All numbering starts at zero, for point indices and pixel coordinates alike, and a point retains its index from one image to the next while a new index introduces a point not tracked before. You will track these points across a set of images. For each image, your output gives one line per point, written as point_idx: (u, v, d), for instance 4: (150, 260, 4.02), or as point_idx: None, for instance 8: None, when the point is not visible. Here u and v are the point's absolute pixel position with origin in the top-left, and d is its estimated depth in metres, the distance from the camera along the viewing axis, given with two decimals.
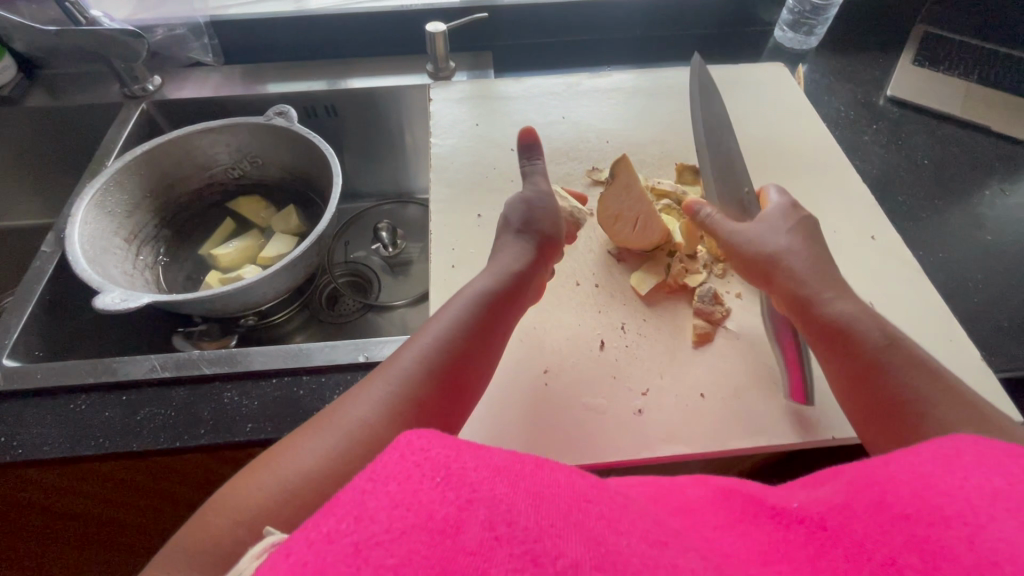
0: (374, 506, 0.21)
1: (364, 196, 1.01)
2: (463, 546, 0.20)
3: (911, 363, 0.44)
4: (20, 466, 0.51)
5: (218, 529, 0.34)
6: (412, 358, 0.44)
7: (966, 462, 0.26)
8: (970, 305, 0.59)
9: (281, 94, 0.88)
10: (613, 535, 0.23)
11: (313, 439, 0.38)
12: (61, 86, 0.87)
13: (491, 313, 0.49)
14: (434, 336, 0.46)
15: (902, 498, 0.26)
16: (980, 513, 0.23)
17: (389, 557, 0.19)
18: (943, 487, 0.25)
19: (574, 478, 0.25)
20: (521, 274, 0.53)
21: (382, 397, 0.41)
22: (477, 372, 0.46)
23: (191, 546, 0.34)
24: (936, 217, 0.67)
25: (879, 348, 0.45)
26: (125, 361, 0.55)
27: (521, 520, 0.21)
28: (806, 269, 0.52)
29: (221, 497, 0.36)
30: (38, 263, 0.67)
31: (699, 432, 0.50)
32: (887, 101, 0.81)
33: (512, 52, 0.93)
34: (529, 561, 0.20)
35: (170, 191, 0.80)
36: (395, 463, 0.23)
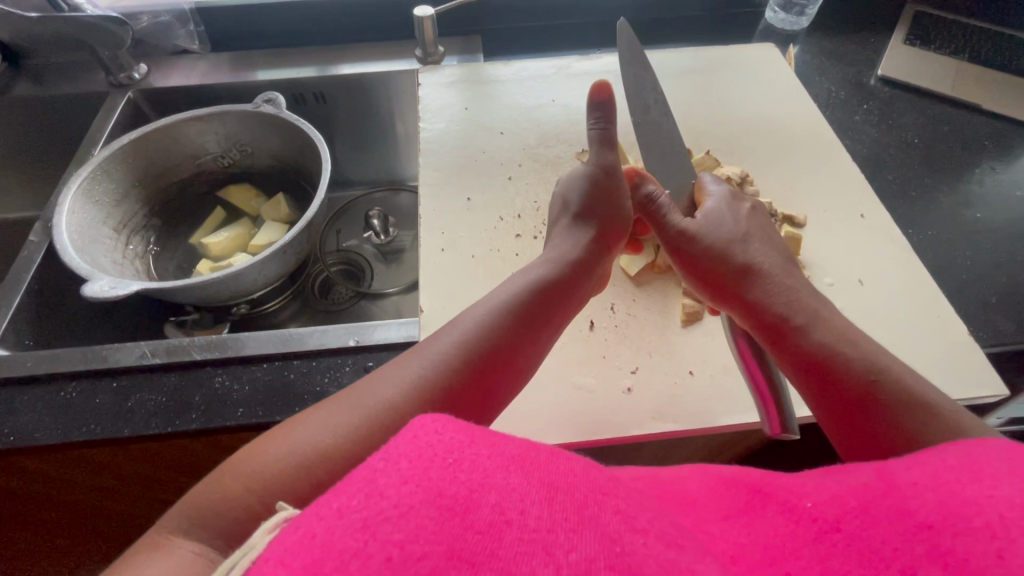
0: (383, 484, 0.21)
1: (356, 184, 1.01)
2: (471, 525, 0.21)
3: (891, 401, 0.38)
4: (12, 453, 0.51)
5: (229, 492, 0.35)
6: (450, 343, 0.43)
7: (993, 474, 0.27)
8: (959, 282, 0.59)
9: (269, 81, 0.87)
10: (628, 534, 0.23)
11: (339, 412, 0.39)
12: (48, 76, 0.86)
13: (536, 302, 0.47)
14: (478, 320, 0.45)
15: (925, 504, 0.26)
16: (1009, 527, 0.24)
17: (396, 533, 0.20)
18: (966, 497, 0.26)
19: (587, 472, 0.27)
20: (575, 262, 0.52)
21: (412, 381, 0.40)
22: (516, 366, 0.45)
23: (199, 502, 0.35)
24: (927, 196, 0.67)
25: (864, 382, 0.40)
26: (116, 348, 0.55)
27: (533, 509, 0.22)
28: (772, 284, 0.48)
29: (236, 461, 0.37)
30: (27, 253, 0.67)
31: (687, 410, 0.50)
32: (878, 81, 0.80)
33: (501, 37, 0.92)
34: (540, 549, 0.21)
35: (159, 180, 0.80)
36: (408, 443, 0.23)
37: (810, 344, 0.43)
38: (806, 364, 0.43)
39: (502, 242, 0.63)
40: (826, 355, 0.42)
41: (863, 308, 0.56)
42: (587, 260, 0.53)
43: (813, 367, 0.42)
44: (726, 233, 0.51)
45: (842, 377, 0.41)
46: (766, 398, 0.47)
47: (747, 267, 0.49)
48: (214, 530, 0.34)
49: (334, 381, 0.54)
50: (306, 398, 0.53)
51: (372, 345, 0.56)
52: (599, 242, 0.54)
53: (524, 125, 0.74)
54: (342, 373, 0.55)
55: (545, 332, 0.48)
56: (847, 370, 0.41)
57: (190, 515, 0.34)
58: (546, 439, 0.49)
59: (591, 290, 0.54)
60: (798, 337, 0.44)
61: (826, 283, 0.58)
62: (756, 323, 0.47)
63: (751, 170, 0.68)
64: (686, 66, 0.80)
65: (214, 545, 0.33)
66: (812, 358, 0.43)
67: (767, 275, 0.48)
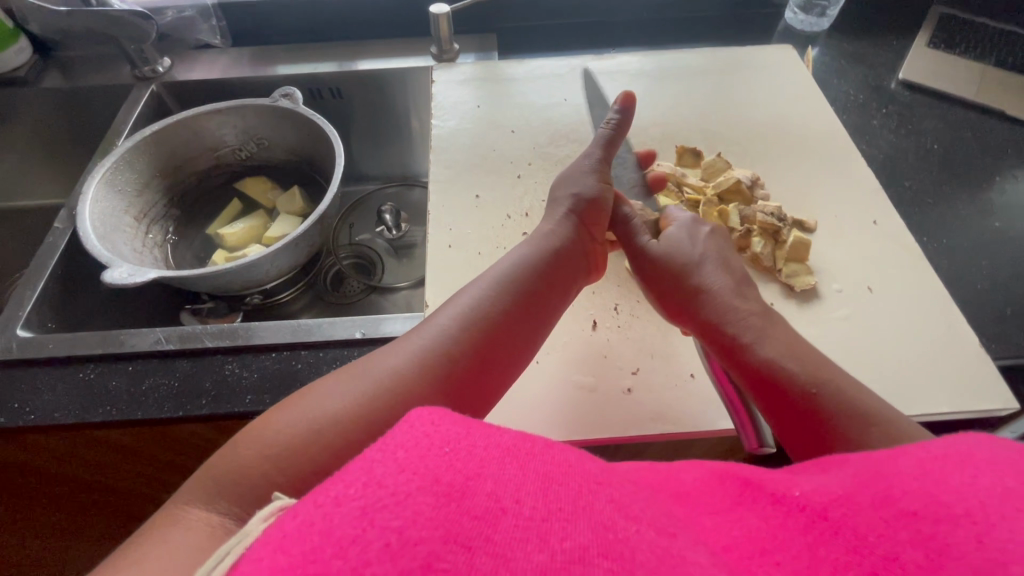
0: (382, 473, 0.22)
1: (369, 179, 1.02)
2: (468, 510, 0.22)
3: (832, 411, 0.40)
4: (32, 430, 0.54)
5: (245, 461, 0.36)
6: (448, 317, 0.44)
7: (974, 460, 0.27)
8: (972, 292, 0.58)
9: (288, 76, 0.89)
10: (623, 522, 0.24)
11: (344, 385, 0.40)
12: (76, 67, 0.89)
13: (533, 281, 0.48)
14: (474, 295, 0.46)
15: (909, 493, 0.27)
16: (988, 512, 0.24)
17: (394, 519, 0.20)
18: (950, 485, 0.26)
19: (582, 462, 0.27)
20: (572, 247, 0.53)
21: (413, 354, 0.41)
22: (518, 340, 0.46)
23: (214, 475, 0.36)
24: (944, 204, 0.65)
25: (804, 394, 0.41)
26: (132, 333, 0.57)
27: (527, 499, 0.23)
28: (723, 301, 0.48)
29: (249, 431, 0.38)
30: (52, 239, 0.69)
31: (687, 413, 0.50)
32: (898, 85, 0.79)
33: (518, 34, 0.93)
34: (535, 535, 0.22)
35: (178, 171, 0.82)
36: (404, 433, 0.24)
37: (758, 357, 0.44)
38: (755, 377, 0.44)
39: (508, 241, 0.63)
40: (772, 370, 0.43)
41: (872, 317, 0.56)
42: (581, 244, 0.54)
43: (762, 381, 0.43)
44: (690, 251, 0.53)
45: (788, 389, 0.42)
46: (740, 412, 0.46)
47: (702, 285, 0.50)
48: (235, 497, 0.35)
49: None
50: None
51: (378, 339, 0.57)
52: (584, 234, 0.54)
53: (536, 124, 0.74)
54: (347, 365, 0.56)
55: (547, 310, 0.49)
56: (791, 385, 0.42)
57: (207, 485, 0.35)
58: (546, 436, 0.50)
59: (584, 280, 0.55)
60: (748, 351, 0.45)
61: (834, 289, 0.57)
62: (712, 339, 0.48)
63: (763, 173, 0.67)
64: (701, 67, 0.80)
65: (232, 511, 0.34)
66: (761, 373, 0.43)
67: (720, 294, 0.49)
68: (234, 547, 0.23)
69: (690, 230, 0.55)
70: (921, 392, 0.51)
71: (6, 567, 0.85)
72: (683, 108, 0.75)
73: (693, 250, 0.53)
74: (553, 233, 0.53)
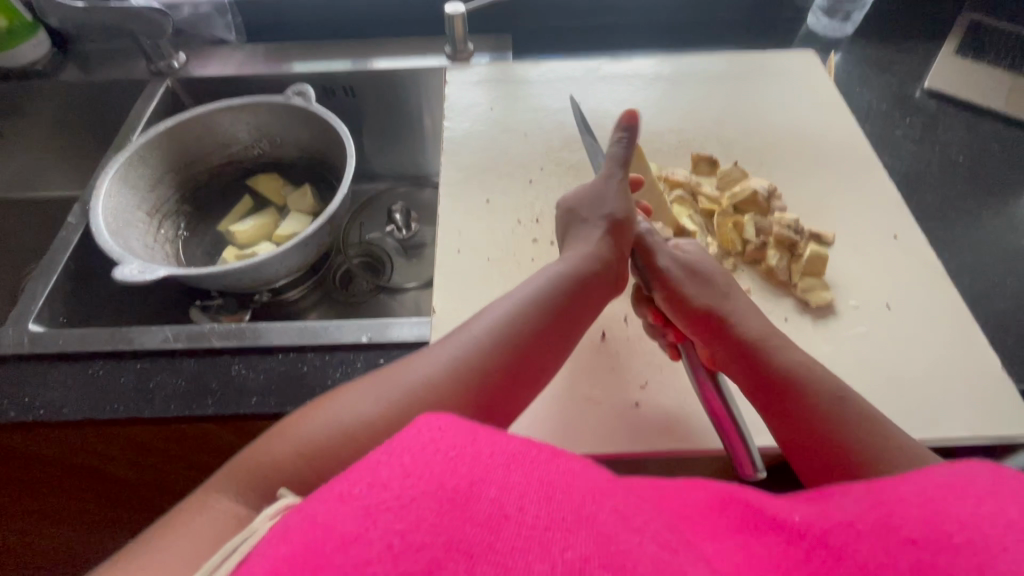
0: (387, 475, 0.23)
1: (381, 177, 1.01)
2: (471, 518, 0.22)
3: (857, 422, 0.43)
4: (42, 426, 0.54)
5: (280, 454, 0.37)
6: (482, 328, 0.44)
7: (976, 490, 0.28)
8: (996, 312, 0.56)
9: (302, 73, 0.88)
10: (625, 533, 0.23)
11: (377, 391, 0.40)
12: (92, 61, 0.90)
13: (565, 295, 0.48)
14: (508, 307, 0.46)
15: (910, 520, 0.28)
16: (992, 543, 0.25)
17: (396, 522, 0.21)
18: (954, 515, 0.27)
19: (588, 470, 0.26)
20: (605, 264, 0.52)
21: (448, 362, 0.42)
22: (549, 357, 0.45)
23: (244, 464, 0.37)
24: (968, 219, 0.64)
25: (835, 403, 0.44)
26: (141, 331, 0.57)
27: (532, 507, 0.23)
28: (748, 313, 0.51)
29: (284, 425, 0.39)
30: (65, 234, 0.69)
31: (696, 430, 0.49)
32: (924, 94, 0.77)
33: (533, 36, 0.92)
34: (537, 545, 0.21)
35: (191, 167, 0.82)
36: (412, 437, 0.25)
37: (785, 363, 0.47)
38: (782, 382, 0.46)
39: (518, 247, 0.62)
40: (800, 381, 0.46)
41: (889, 335, 0.54)
42: (615, 260, 0.53)
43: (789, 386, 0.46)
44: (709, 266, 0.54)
45: (815, 396, 0.45)
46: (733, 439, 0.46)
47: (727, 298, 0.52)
48: (261, 490, 0.35)
49: (345, 375, 0.55)
50: (317, 391, 0.54)
51: (385, 343, 0.57)
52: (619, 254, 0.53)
53: (549, 128, 0.73)
54: (353, 369, 0.55)
55: (578, 324, 0.48)
56: (817, 392, 0.45)
57: (235, 476, 0.36)
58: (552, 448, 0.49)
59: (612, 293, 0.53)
60: (778, 355, 0.48)
61: (851, 305, 0.56)
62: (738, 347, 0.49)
63: (781, 183, 0.66)
64: (720, 72, 0.78)
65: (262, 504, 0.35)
66: (784, 382, 0.46)
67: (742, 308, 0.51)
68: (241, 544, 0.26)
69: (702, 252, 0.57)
70: (939, 414, 0.49)
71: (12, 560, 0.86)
72: (700, 114, 0.73)
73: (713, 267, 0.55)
74: (587, 248, 0.52)
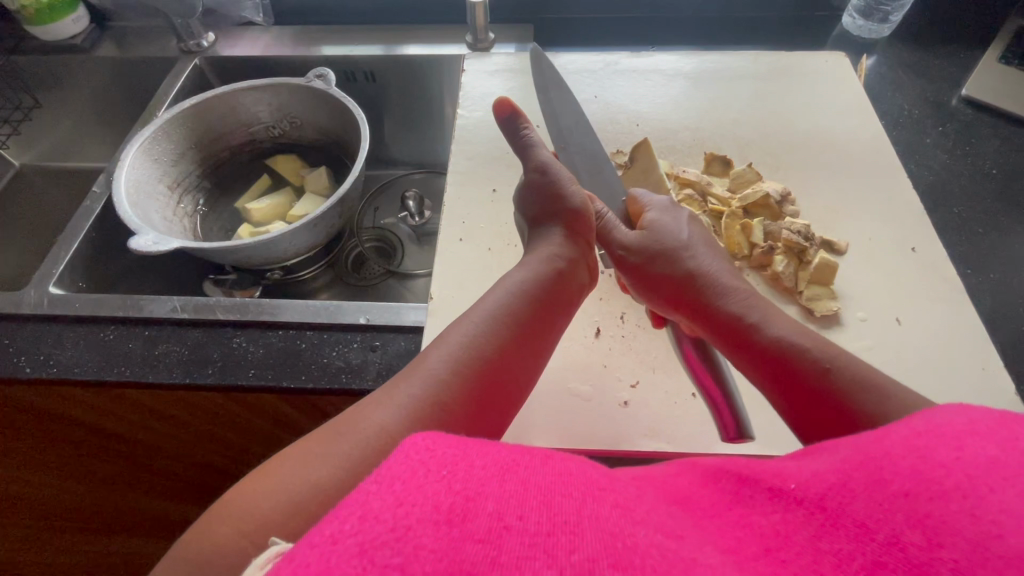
0: (378, 506, 0.21)
1: (399, 164, 1.02)
2: (471, 534, 0.21)
3: (845, 386, 0.40)
4: (54, 383, 0.57)
5: (223, 539, 0.35)
6: (437, 361, 0.43)
7: (955, 434, 0.27)
8: (1018, 334, 0.53)
9: (325, 57, 0.90)
10: (629, 527, 0.24)
11: (328, 446, 0.39)
12: (127, 37, 0.93)
13: (524, 324, 0.47)
14: (465, 338, 0.45)
15: (900, 472, 0.26)
16: (978, 484, 0.24)
17: (395, 556, 0.20)
18: (936, 461, 0.25)
19: (584, 470, 0.27)
20: (566, 283, 0.51)
21: (403, 406, 0.40)
22: (513, 388, 0.45)
23: (192, 551, 0.35)
24: (998, 234, 0.60)
25: (816, 371, 0.41)
26: (150, 299, 0.59)
27: (532, 513, 0.22)
28: (720, 280, 0.49)
29: (230, 500, 0.37)
30: (89, 203, 0.72)
31: (682, 433, 0.49)
32: (960, 101, 0.73)
33: (556, 26, 0.90)
34: (542, 552, 0.21)
35: (213, 144, 0.84)
36: (399, 463, 0.23)
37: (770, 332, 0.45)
38: (768, 354, 0.44)
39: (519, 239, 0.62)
40: (778, 348, 0.44)
41: (896, 351, 0.52)
42: (576, 283, 0.52)
43: (773, 360, 0.44)
44: (673, 239, 0.52)
45: (796, 364, 0.42)
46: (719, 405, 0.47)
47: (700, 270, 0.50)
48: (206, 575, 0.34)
49: (340, 355, 0.55)
50: (312, 368, 0.55)
51: (381, 326, 0.57)
52: (581, 246, 0.53)
53: None
54: (349, 349, 0.56)
55: (539, 354, 0.48)
56: (802, 357, 0.42)
57: (184, 560, 0.35)
58: (538, 441, 0.49)
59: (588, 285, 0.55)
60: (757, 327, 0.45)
61: (858, 317, 0.54)
62: (721, 321, 0.47)
63: (796, 188, 0.64)
64: (743, 70, 0.76)
65: None
66: (763, 352, 0.44)
67: (718, 277, 0.49)
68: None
69: (667, 210, 0.56)
70: None
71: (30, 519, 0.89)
72: (719, 113, 0.71)
73: (681, 232, 0.53)
74: (551, 253, 0.52)
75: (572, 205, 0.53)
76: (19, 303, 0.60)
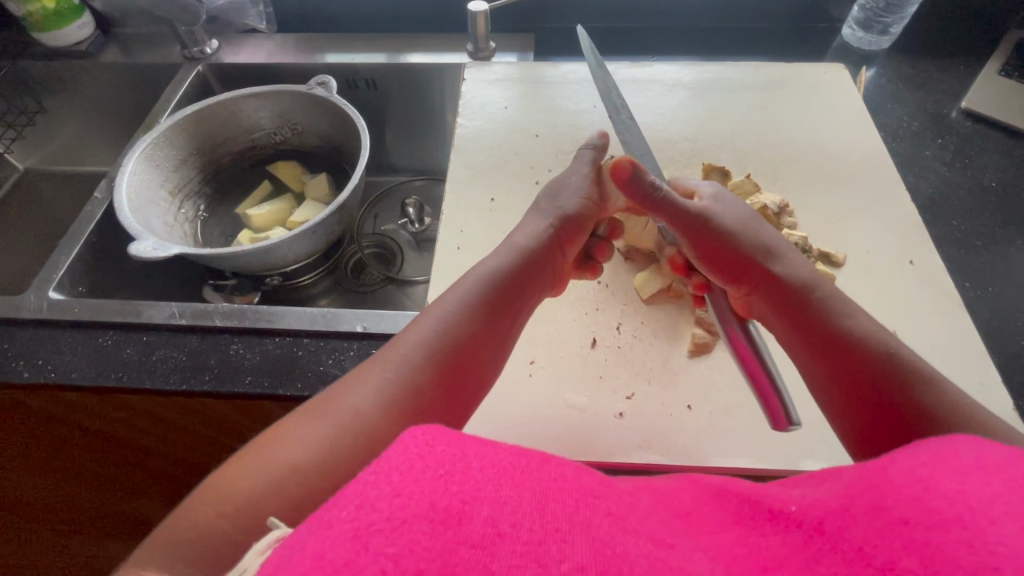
0: (375, 496, 0.22)
1: (399, 171, 1.03)
2: (465, 540, 0.21)
3: (914, 372, 0.40)
4: (52, 388, 0.57)
5: (203, 524, 0.35)
6: (416, 343, 0.43)
7: (963, 466, 0.27)
8: (1017, 347, 0.53)
9: (327, 64, 0.90)
10: (620, 535, 0.24)
11: (303, 429, 0.39)
12: (131, 44, 0.94)
13: (497, 307, 0.47)
14: (441, 320, 0.45)
15: (901, 501, 0.26)
16: (979, 517, 0.24)
17: (389, 545, 0.20)
18: (942, 492, 0.25)
19: (580, 475, 0.27)
20: (542, 263, 0.51)
21: (382, 388, 0.41)
22: (484, 371, 0.46)
23: (173, 536, 0.35)
24: (997, 247, 0.60)
25: (887, 358, 0.41)
26: (149, 305, 0.60)
27: (525, 521, 0.22)
28: (795, 261, 0.49)
29: (211, 485, 0.37)
30: (90, 208, 0.73)
31: (677, 446, 0.49)
32: (960, 114, 0.73)
33: (558, 36, 0.91)
34: (533, 561, 0.21)
35: (215, 150, 0.85)
36: (398, 454, 0.24)
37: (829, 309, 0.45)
38: (818, 330, 0.45)
39: None
40: (850, 330, 0.44)
41: None
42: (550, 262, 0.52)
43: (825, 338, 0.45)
44: (734, 215, 0.51)
45: (866, 350, 0.42)
46: (768, 396, 0.45)
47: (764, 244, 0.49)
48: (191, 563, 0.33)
49: (337, 363, 0.55)
50: (308, 376, 0.55)
51: (378, 334, 0.57)
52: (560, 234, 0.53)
53: (561, 130, 0.73)
54: (345, 357, 0.56)
55: (510, 338, 0.49)
56: (871, 344, 0.42)
57: (167, 550, 0.34)
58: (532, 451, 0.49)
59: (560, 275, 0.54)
60: (831, 310, 0.45)
61: None
62: (778, 297, 0.48)
63: (794, 199, 0.64)
64: (742, 81, 0.76)
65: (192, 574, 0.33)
66: (832, 335, 0.44)
67: (782, 253, 0.49)
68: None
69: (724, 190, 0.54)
70: None
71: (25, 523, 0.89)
72: (717, 124, 0.72)
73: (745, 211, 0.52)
74: (522, 240, 0.51)
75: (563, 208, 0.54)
76: (18, 307, 0.61)
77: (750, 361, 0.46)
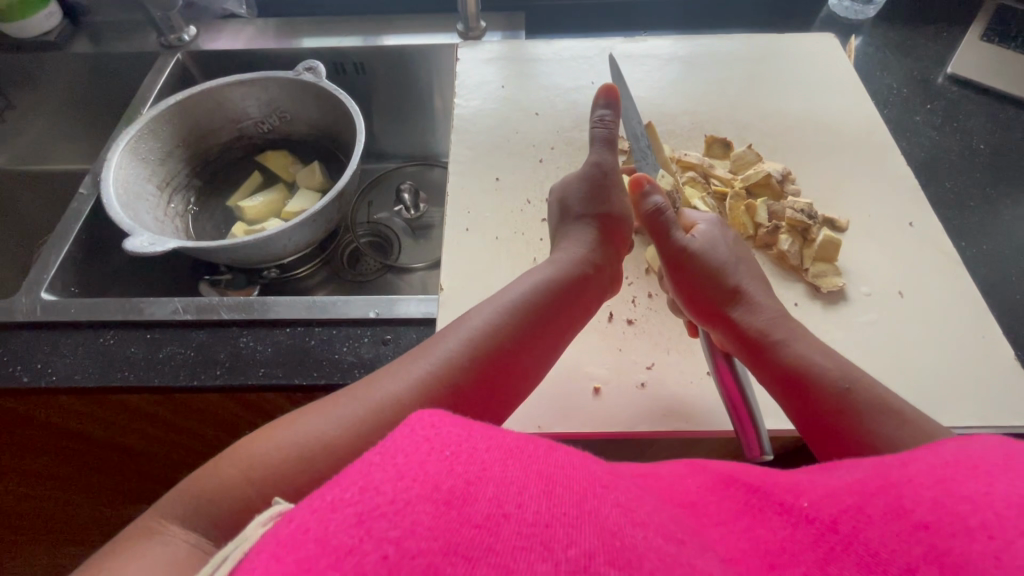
0: (380, 479, 0.21)
1: (390, 157, 1.01)
2: (468, 519, 0.21)
3: (865, 406, 0.41)
4: (52, 392, 0.55)
5: (230, 476, 0.36)
6: (456, 341, 0.44)
7: (988, 468, 0.27)
8: (1010, 303, 0.55)
9: (312, 49, 0.88)
10: (629, 528, 0.23)
11: (344, 406, 0.39)
12: (103, 33, 0.89)
13: (539, 311, 0.47)
14: (486, 319, 0.45)
15: (921, 503, 0.27)
16: (1007, 527, 0.24)
17: (391, 529, 0.19)
18: (964, 495, 0.26)
19: (585, 463, 0.26)
20: (596, 269, 0.52)
21: (419, 379, 0.41)
22: (525, 371, 0.45)
23: (195, 486, 0.36)
24: (988, 208, 0.62)
25: (837, 390, 0.43)
26: (150, 302, 0.58)
27: (531, 504, 0.22)
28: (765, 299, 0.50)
29: (241, 445, 0.38)
30: (76, 205, 0.70)
31: (699, 413, 0.49)
32: (946, 79, 0.75)
33: (547, 13, 0.90)
34: (538, 543, 0.21)
35: (202, 140, 0.82)
36: (404, 438, 0.23)
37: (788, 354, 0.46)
38: (785, 369, 0.45)
39: (527, 226, 0.62)
40: (806, 364, 0.45)
41: (899, 321, 0.53)
42: (603, 264, 0.53)
43: (785, 377, 0.45)
44: (717, 253, 0.52)
45: (821, 383, 0.43)
46: (743, 418, 0.46)
47: (737, 284, 0.50)
48: (225, 518, 0.35)
49: (351, 351, 0.55)
50: (324, 365, 0.54)
51: (392, 319, 0.56)
52: (608, 249, 0.54)
53: (561, 108, 0.72)
54: (360, 344, 0.55)
55: (551, 339, 0.47)
56: (828, 381, 0.43)
57: (188, 499, 0.35)
58: (553, 427, 0.49)
59: (605, 293, 0.53)
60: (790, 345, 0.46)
61: (862, 292, 0.55)
62: (744, 335, 0.48)
63: (795, 168, 0.65)
64: (736, 53, 0.76)
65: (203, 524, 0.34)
66: (790, 368, 0.45)
67: (753, 292, 0.50)
68: (230, 554, 0.24)
69: (716, 228, 0.55)
70: (951, 404, 0.48)
71: (20, 536, 0.86)
72: (715, 96, 0.72)
73: (724, 247, 0.53)
74: (576, 250, 0.52)
75: (608, 211, 0.55)
76: (10, 311, 0.58)
77: (731, 385, 0.48)
